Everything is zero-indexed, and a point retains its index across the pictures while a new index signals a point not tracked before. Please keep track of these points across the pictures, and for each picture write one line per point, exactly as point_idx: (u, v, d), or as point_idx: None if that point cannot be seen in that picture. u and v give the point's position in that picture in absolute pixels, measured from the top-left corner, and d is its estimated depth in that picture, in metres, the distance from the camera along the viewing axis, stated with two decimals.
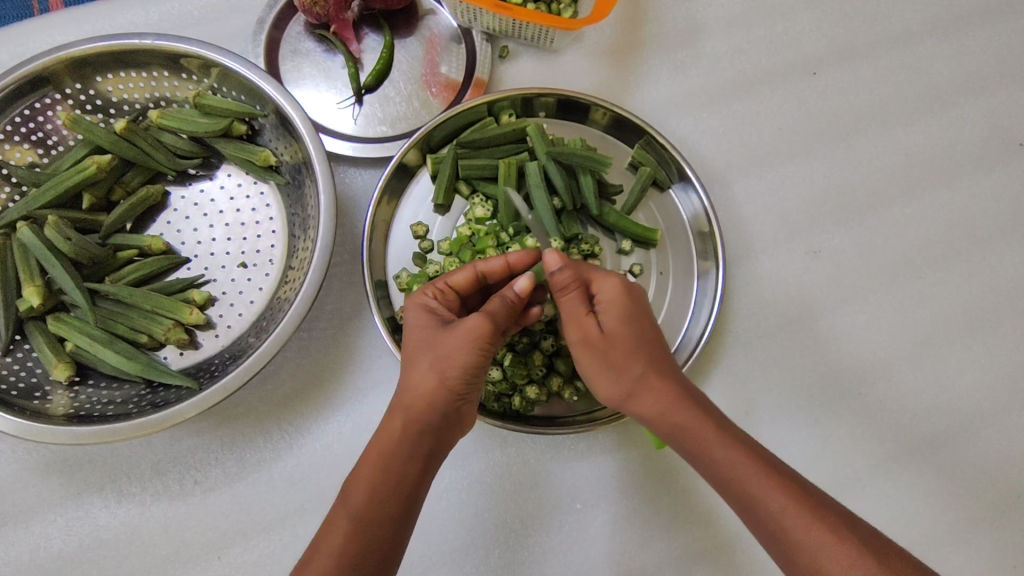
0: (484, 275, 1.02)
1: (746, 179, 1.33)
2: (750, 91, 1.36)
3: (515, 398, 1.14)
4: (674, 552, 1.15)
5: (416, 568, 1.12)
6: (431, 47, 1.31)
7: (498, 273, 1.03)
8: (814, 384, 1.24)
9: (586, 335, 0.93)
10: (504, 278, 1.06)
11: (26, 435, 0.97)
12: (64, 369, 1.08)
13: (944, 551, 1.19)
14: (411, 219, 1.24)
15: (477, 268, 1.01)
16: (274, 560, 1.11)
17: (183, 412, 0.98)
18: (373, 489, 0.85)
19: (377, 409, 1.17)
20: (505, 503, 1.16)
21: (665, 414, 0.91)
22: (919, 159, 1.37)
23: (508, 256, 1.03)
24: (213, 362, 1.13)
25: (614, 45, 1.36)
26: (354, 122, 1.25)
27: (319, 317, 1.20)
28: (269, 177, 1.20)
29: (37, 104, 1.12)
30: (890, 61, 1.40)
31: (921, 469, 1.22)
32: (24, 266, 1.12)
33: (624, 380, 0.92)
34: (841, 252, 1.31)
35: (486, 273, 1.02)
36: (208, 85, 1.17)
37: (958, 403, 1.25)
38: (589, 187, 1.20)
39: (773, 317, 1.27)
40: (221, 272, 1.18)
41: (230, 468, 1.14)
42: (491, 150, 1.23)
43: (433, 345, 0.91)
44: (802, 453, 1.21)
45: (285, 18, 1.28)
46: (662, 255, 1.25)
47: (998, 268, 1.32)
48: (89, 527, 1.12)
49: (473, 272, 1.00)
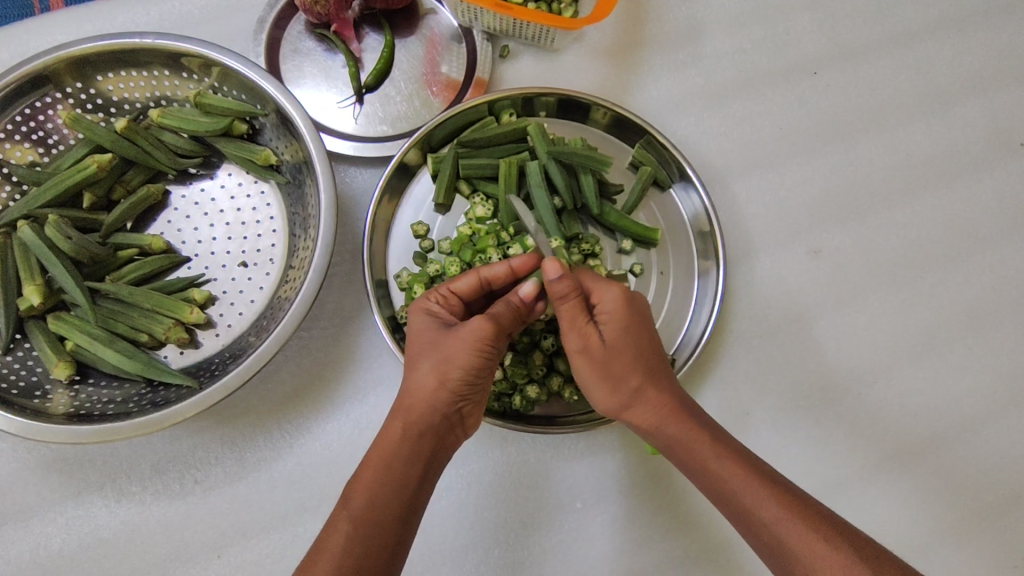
0: (488, 282, 1.02)
1: (747, 180, 1.33)
2: (750, 92, 1.36)
3: (515, 397, 1.14)
4: (675, 552, 1.15)
5: (416, 567, 1.12)
6: (432, 46, 1.30)
7: (502, 278, 1.02)
8: (814, 384, 1.24)
9: (587, 344, 0.92)
10: (507, 283, 1.05)
11: (26, 435, 0.96)
12: (64, 368, 1.08)
13: (943, 552, 1.19)
14: (411, 219, 1.24)
15: (481, 274, 1.01)
16: (274, 559, 1.11)
17: (183, 411, 0.98)
18: (373, 491, 0.85)
19: (376, 409, 1.17)
20: (505, 503, 1.16)
21: (661, 426, 0.92)
22: (920, 159, 1.37)
23: (512, 261, 1.03)
24: (213, 361, 1.13)
25: (615, 45, 1.36)
26: (355, 121, 1.25)
27: (320, 317, 1.19)
28: (269, 176, 1.20)
29: (37, 104, 1.12)
30: (891, 61, 1.40)
31: (922, 470, 1.22)
32: (24, 265, 1.12)
33: (623, 392, 0.92)
34: (841, 252, 1.31)
35: (490, 279, 1.02)
36: (209, 85, 1.17)
37: (958, 403, 1.25)
38: (590, 186, 1.20)
39: (773, 318, 1.27)
40: (221, 271, 1.18)
41: (230, 467, 1.14)
42: (492, 149, 1.23)
43: (435, 347, 0.92)
44: (802, 453, 1.21)
45: (286, 18, 1.28)
46: (662, 254, 1.25)
47: (999, 268, 1.32)
48: (89, 526, 1.12)
49: (477, 278, 1.00)
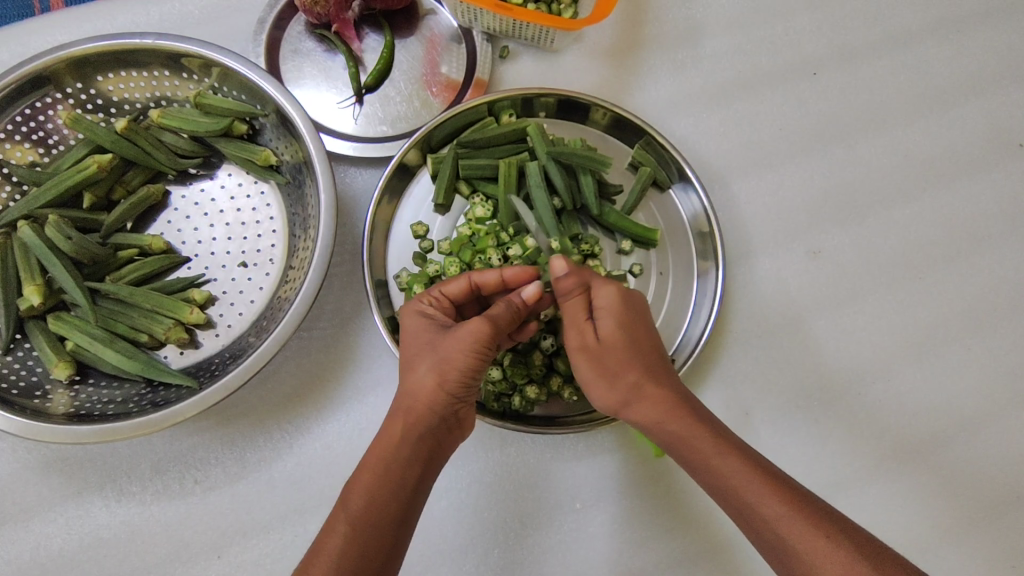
0: (479, 286, 1.02)
1: (746, 180, 1.33)
2: (749, 92, 1.37)
3: (515, 398, 1.14)
4: (674, 552, 1.15)
5: (416, 567, 1.12)
6: (431, 46, 1.31)
7: (492, 285, 1.03)
8: (813, 384, 1.25)
9: (584, 342, 0.93)
10: (496, 291, 1.06)
11: (27, 435, 0.96)
12: (64, 368, 1.08)
13: (943, 552, 1.19)
14: (411, 219, 1.24)
15: (472, 278, 1.01)
16: (274, 559, 1.12)
17: (183, 411, 0.98)
18: (372, 492, 0.85)
19: (377, 409, 1.18)
20: (505, 503, 1.16)
21: (662, 422, 0.91)
22: (919, 159, 1.37)
23: (505, 271, 1.03)
24: (213, 361, 1.13)
25: (615, 45, 1.36)
26: (355, 122, 1.26)
27: (320, 317, 1.20)
28: (269, 177, 1.20)
29: (37, 104, 1.12)
30: (890, 62, 1.40)
31: (921, 469, 1.22)
32: (25, 266, 1.12)
33: (621, 388, 0.92)
34: (840, 252, 1.31)
35: (481, 284, 1.02)
36: (209, 85, 1.17)
37: (957, 402, 1.26)
38: (590, 187, 1.20)
39: (772, 318, 1.27)
40: (221, 272, 1.18)
41: (231, 468, 1.14)
42: (492, 150, 1.23)
43: (432, 348, 0.91)
44: (801, 453, 1.21)
45: (286, 18, 1.28)
46: (662, 255, 1.25)
47: (999, 268, 1.32)
48: (89, 526, 1.12)
49: (468, 282, 1.01)
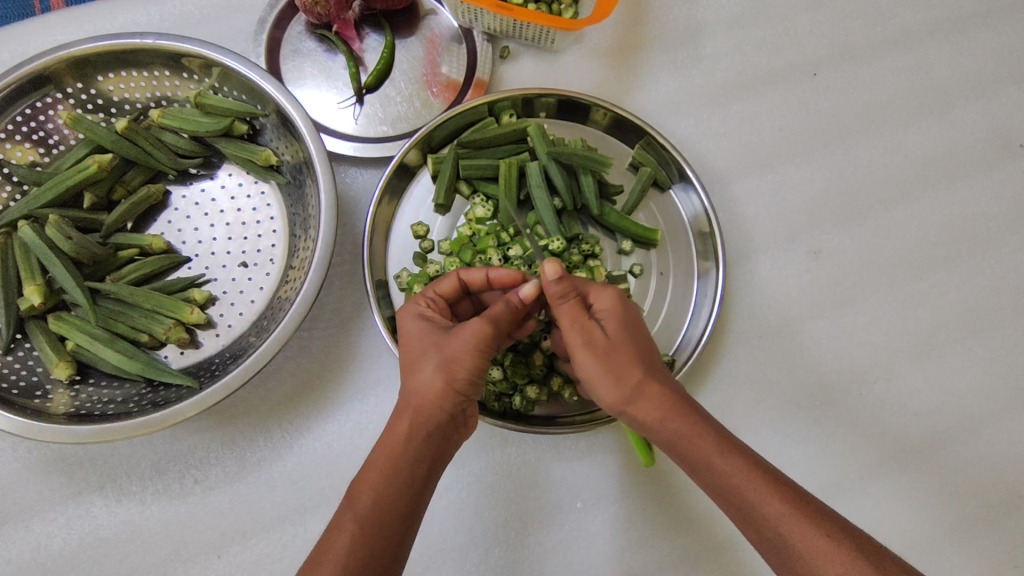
0: (468, 284, 1.03)
1: (747, 180, 1.33)
2: (750, 92, 1.37)
3: (515, 398, 1.14)
4: (674, 552, 1.15)
5: (416, 568, 1.12)
6: (431, 46, 1.31)
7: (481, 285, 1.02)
8: (814, 384, 1.25)
9: (590, 339, 0.92)
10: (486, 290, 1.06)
11: (27, 435, 0.96)
12: (65, 368, 1.08)
13: (943, 553, 1.19)
14: (411, 219, 1.24)
15: (461, 276, 1.02)
16: (274, 559, 1.12)
17: (183, 411, 0.98)
18: (380, 491, 0.85)
19: (377, 409, 1.18)
20: (505, 503, 1.16)
21: (665, 420, 0.90)
22: (920, 160, 1.37)
23: (490, 270, 1.03)
24: (213, 361, 1.13)
25: (615, 45, 1.37)
26: (355, 121, 1.26)
27: (320, 316, 1.20)
28: (270, 177, 1.20)
29: (38, 104, 1.12)
30: (889, 61, 1.40)
31: (921, 470, 1.22)
32: (24, 265, 1.12)
33: (625, 385, 0.91)
34: (841, 252, 1.31)
35: (470, 283, 1.03)
36: (209, 85, 1.17)
37: (958, 402, 1.26)
38: (590, 187, 1.20)
39: (773, 318, 1.27)
40: (221, 271, 1.18)
41: (231, 468, 1.14)
42: (492, 150, 1.24)
43: (433, 347, 0.91)
44: (802, 453, 1.21)
45: (287, 18, 1.28)
46: (662, 255, 1.25)
47: (999, 268, 1.33)
48: (89, 526, 1.12)
49: (457, 279, 1.02)
